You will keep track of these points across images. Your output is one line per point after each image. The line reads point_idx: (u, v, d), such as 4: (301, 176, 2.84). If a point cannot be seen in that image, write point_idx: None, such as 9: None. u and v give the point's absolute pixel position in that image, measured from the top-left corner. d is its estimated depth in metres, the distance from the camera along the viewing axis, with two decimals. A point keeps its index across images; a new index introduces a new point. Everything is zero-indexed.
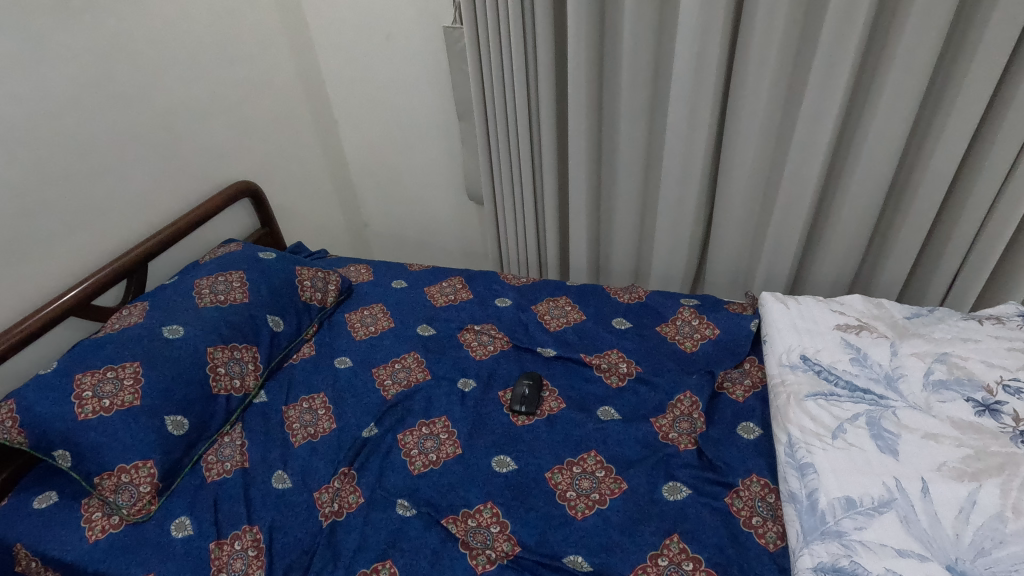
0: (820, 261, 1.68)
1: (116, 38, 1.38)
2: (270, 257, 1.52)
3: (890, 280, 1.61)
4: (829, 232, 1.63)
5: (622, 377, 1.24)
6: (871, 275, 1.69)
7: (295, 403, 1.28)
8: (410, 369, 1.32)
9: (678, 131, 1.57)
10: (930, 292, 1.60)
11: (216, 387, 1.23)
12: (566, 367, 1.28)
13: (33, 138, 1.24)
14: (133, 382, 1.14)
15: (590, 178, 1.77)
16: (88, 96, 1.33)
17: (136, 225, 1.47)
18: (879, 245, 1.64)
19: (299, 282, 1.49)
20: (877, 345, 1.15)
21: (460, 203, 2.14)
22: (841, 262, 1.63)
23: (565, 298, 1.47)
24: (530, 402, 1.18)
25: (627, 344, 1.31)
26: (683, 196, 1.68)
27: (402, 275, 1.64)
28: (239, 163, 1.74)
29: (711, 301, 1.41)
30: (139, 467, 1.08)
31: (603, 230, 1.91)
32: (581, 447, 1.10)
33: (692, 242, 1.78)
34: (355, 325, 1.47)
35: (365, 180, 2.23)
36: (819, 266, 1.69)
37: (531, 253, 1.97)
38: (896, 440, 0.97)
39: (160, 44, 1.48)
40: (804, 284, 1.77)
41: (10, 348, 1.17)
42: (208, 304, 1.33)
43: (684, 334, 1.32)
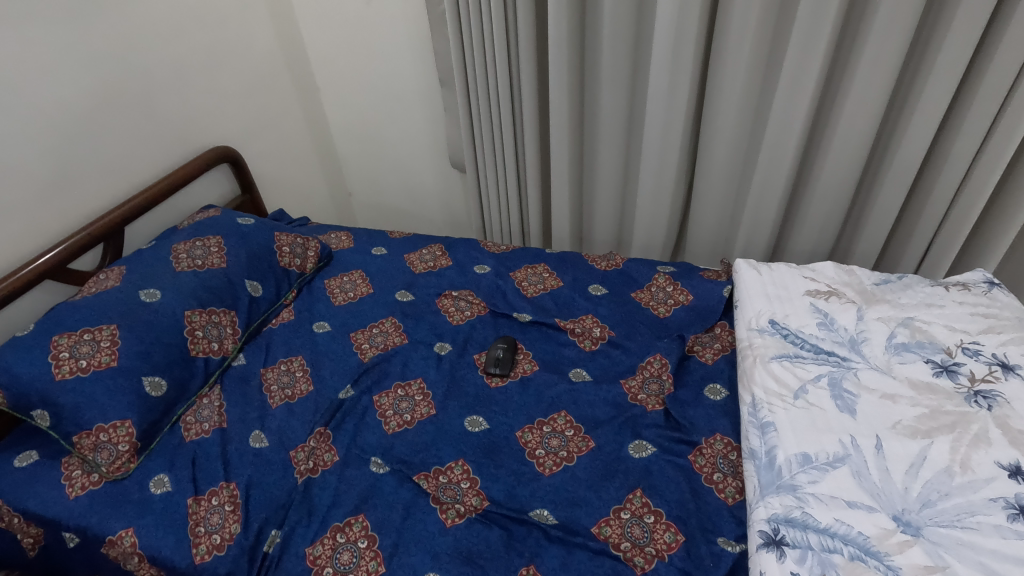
0: (799, 232, 1.70)
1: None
2: (248, 222, 1.51)
3: (865, 251, 1.64)
4: (807, 204, 1.65)
5: (595, 341, 1.25)
6: (848, 245, 1.72)
7: (273, 365, 1.30)
8: (388, 334, 1.34)
9: (658, 98, 1.56)
10: (904, 261, 1.63)
11: (194, 350, 1.25)
12: (540, 332, 1.30)
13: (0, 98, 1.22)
14: (110, 344, 1.16)
15: (572, 146, 1.76)
16: (58, 56, 1.30)
17: (111, 191, 1.46)
18: (857, 216, 1.66)
19: (277, 248, 1.49)
20: (844, 310, 1.18)
21: (443, 171, 2.14)
22: (819, 232, 1.65)
23: (543, 265, 1.49)
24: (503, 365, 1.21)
25: (602, 309, 1.33)
26: (665, 168, 1.69)
27: (382, 243, 1.64)
28: (217, 127, 1.72)
29: (686, 268, 1.43)
30: (117, 426, 1.10)
31: (586, 198, 1.91)
32: (552, 407, 1.12)
33: (673, 210, 1.79)
34: (334, 291, 1.48)
35: (349, 148, 2.22)
36: (799, 237, 1.70)
37: (515, 224, 1.98)
38: (855, 400, 1.01)
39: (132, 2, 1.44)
40: (784, 254, 1.79)
41: None
42: (185, 270, 1.34)
43: (658, 300, 1.34)
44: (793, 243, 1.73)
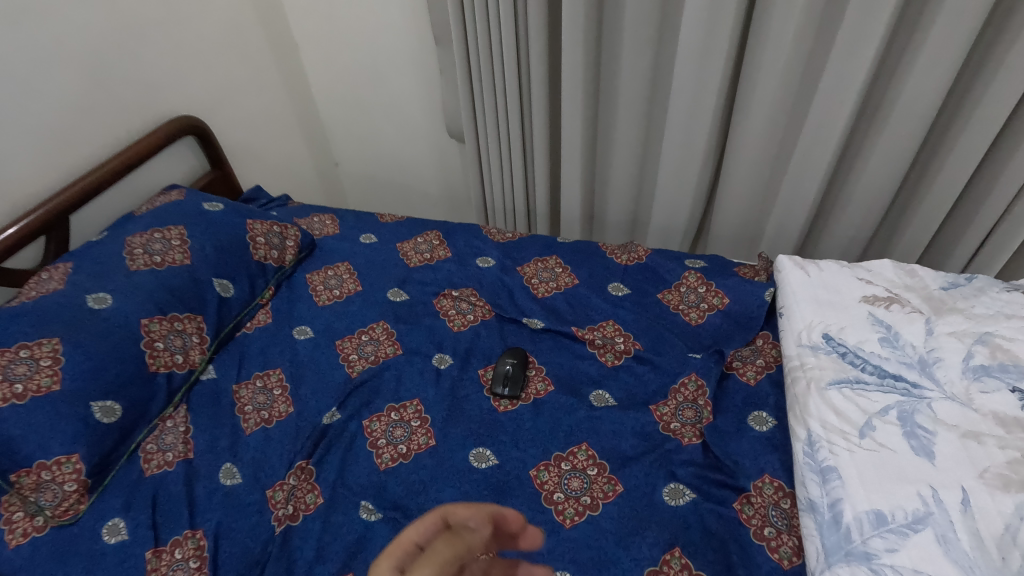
0: (838, 217, 1.51)
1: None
2: (216, 208, 1.31)
3: (912, 242, 1.46)
4: (851, 188, 1.45)
5: (619, 355, 1.08)
6: (891, 235, 1.53)
7: (247, 381, 1.13)
8: (378, 343, 1.16)
9: (688, 60, 1.34)
10: (954, 254, 1.45)
11: (153, 364, 1.08)
12: (554, 342, 1.13)
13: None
14: (52, 364, 0.97)
15: (586, 116, 1.55)
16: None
17: (54, 171, 1.24)
18: (905, 202, 1.47)
19: (250, 239, 1.28)
20: (910, 323, 1.01)
21: (439, 141, 1.92)
22: (862, 220, 1.47)
23: (554, 259, 1.31)
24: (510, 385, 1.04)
25: (624, 315, 1.16)
26: (692, 144, 1.49)
27: (371, 229, 1.45)
28: (181, 92, 1.49)
29: (717, 265, 1.25)
30: (61, 463, 0.93)
31: (600, 174, 1.71)
32: (571, 439, 0.96)
33: (698, 190, 1.59)
34: (317, 288, 1.30)
35: (334, 113, 1.99)
36: (838, 223, 1.52)
37: (519, 203, 1.78)
38: (932, 441, 0.85)
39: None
40: (818, 241, 1.61)
41: None
42: (141, 268, 1.14)
43: (688, 304, 1.17)
44: (830, 229, 1.55)
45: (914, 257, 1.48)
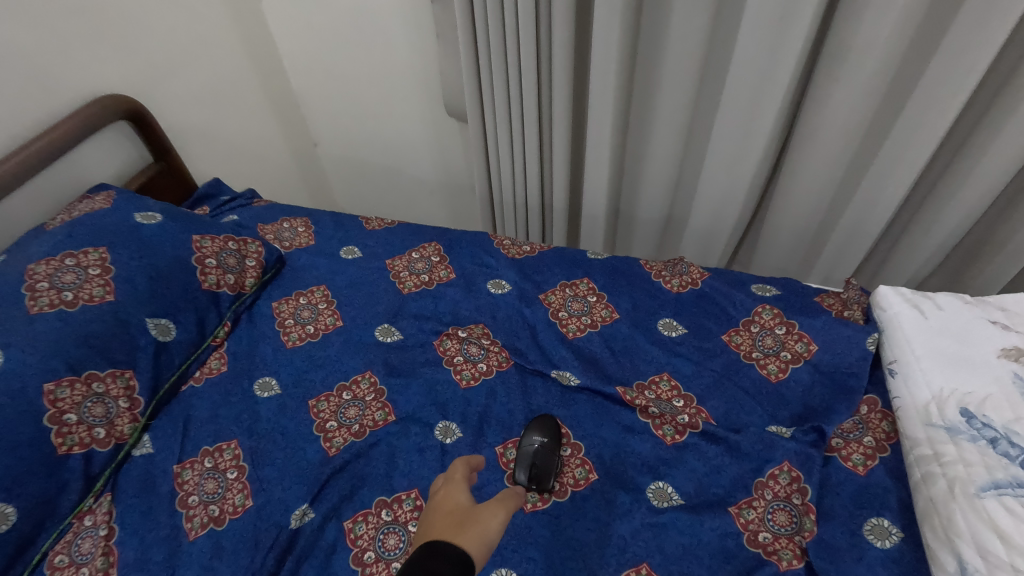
0: (921, 229, 1.21)
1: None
2: (153, 220, 1.00)
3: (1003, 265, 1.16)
4: (941, 196, 1.14)
5: (681, 429, 0.83)
6: (973, 252, 1.24)
7: (192, 459, 0.85)
8: (364, 404, 0.90)
9: (763, 24, 1.01)
10: None
11: (64, 445, 0.80)
12: (593, 405, 0.87)
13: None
14: None
15: (620, 95, 1.23)
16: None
17: None
18: (998, 211, 1.15)
19: (198, 262, 0.99)
20: None
21: (436, 119, 1.59)
22: (949, 233, 1.17)
23: (585, 283, 1.04)
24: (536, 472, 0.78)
25: (681, 366, 0.91)
26: (753, 133, 1.17)
27: (355, 240, 1.17)
28: (111, 61, 1.16)
29: (795, 295, 0.99)
30: None
31: (631, 164, 1.40)
32: (627, 558, 0.71)
33: (752, 187, 1.28)
34: (286, 323, 1.03)
35: (310, 85, 1.65)
36: (919, 235, 1.22)
37: (531, 199, 1.48)
38: None
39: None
40: (891, 253, 1.31)
41: None
42: (46, 311, 0.84)
43: (763, 351, 0.91)
44: (909, 242, 1.25)
45: (1001, 284, 1.19)
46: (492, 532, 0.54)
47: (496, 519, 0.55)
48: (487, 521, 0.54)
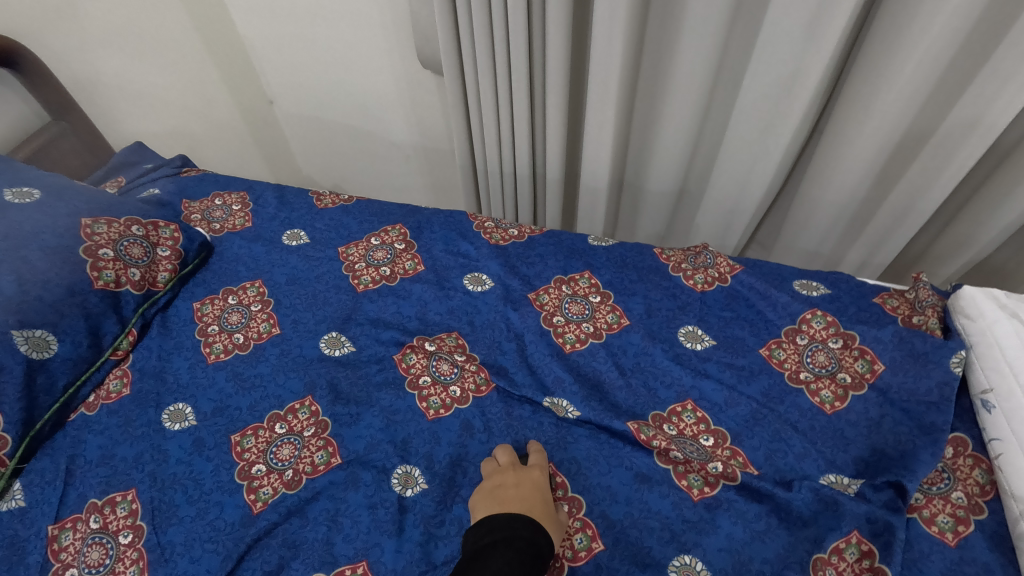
0: (980, 211, 0.99)
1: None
2: (25, 201, 0.78)
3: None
4: (1013, 172, 0.92)
5: (711, 479, 0.63)
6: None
7: (73, 517, 0.65)
8: (302, 441, 0.70)
9: None
10: None
11: None
12: (598, 447, 0.67)
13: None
14: None
15: (629, 41, 0.98)
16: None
17: None
18: None
19: (91, 254, 0.77)
20: None
21: (407, 70, 1.34)
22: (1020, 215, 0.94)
23: (586, 280, 0.83)
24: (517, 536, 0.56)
25: (710, 391, 0.71)
26: (795, 89, 0.93)
27: (302, 222, 0.95)
28: None
29: (850, 296, 0.79)
30: None
31: (638, 127, 1.17)
32: None
33: (786, 157, 1.06)
34: (209, 331, 0.82)
35: (255, 30, 1.38)
36: (976, 218, 1.00)
37: (520, 166, 1.24)
38: None
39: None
40: (940, 238, 1.10)
41: None
42: None
43: (814, 372, 0.72)
44: (963, 226, 1.03)
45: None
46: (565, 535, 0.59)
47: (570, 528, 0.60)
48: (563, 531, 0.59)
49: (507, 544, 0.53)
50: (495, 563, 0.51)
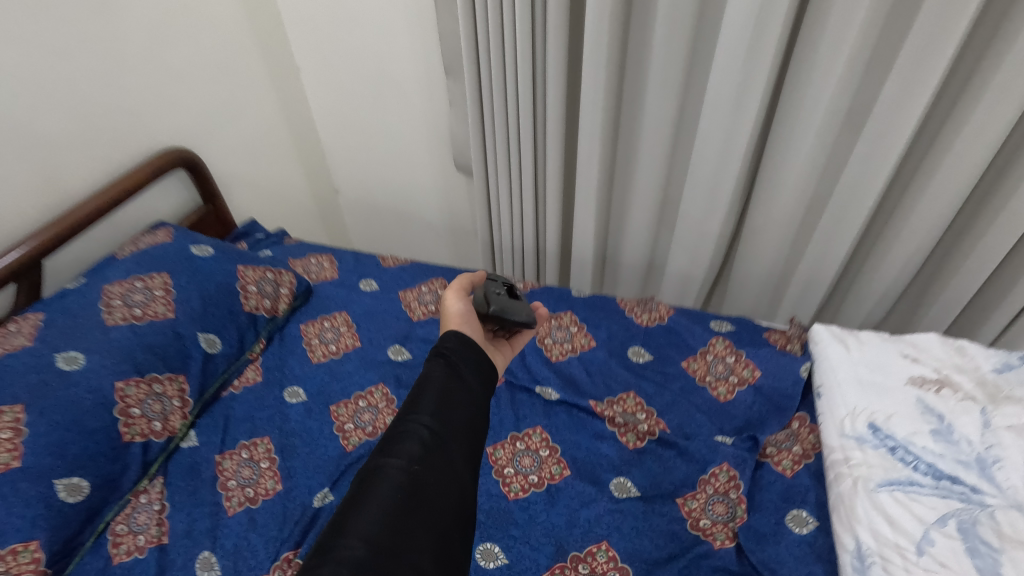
0: (865, 281, 1.41)
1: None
2: (205, 252, 1.21)
3: (939, 313, 1.37)
4: (879, 253, 1.35)
5: (641, 437, 0.99)
6: (915, 302, 1.45)
7: (232, 450, 1.03)
8: (377, 410, 1.07)
9: (720, 105, 1.20)
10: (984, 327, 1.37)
11: (127, 434, 0.98)
12: (570, 418, 1.03)
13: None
14: (11, 437, 0.88)
15: (604, 160, 1.43)
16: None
17: (33, 210, 1.14)
18: (933, 269, 1.37)
19: (241, 287, 1.19)
20: (964, 413, 0.93)
21: (445, 171, 1.81)
22: (890, 284, 1.36)
23: (569, 316, 1.21)
24: (503, 343, 0.90)
25: (647, 386, 1.07)
26: (717, 195, 1.36)
27: (372, 274, 1.37)
28: (176, 119, 1.39)
29: (746, 329, 1.17)
30: (17, 552, 0.83)
31: (614, 217, 1.60)
32: (590, 536, 0.87)
33: (719, 241, 1.48)
34: (312, 342, 1.21)
35: (336, 139, 1.87)
36: (863, 286, 1.42)
37: (528, 242, 1.67)
38: (999, 561, 0.76)
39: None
40: (843, 301, 1.50)
41: None
42: (119, 324, 1.04)
43: (716, 375, 1.08)
44: (856, 294, 1.45)
45: (941, 326, 1.37)
46: (454, 310, 0.83)
47: (453, 305, 0.83)
48: (449, 309, 0.84)
49: (433, 373, 0.70)
50: (429, 383, 0.68)
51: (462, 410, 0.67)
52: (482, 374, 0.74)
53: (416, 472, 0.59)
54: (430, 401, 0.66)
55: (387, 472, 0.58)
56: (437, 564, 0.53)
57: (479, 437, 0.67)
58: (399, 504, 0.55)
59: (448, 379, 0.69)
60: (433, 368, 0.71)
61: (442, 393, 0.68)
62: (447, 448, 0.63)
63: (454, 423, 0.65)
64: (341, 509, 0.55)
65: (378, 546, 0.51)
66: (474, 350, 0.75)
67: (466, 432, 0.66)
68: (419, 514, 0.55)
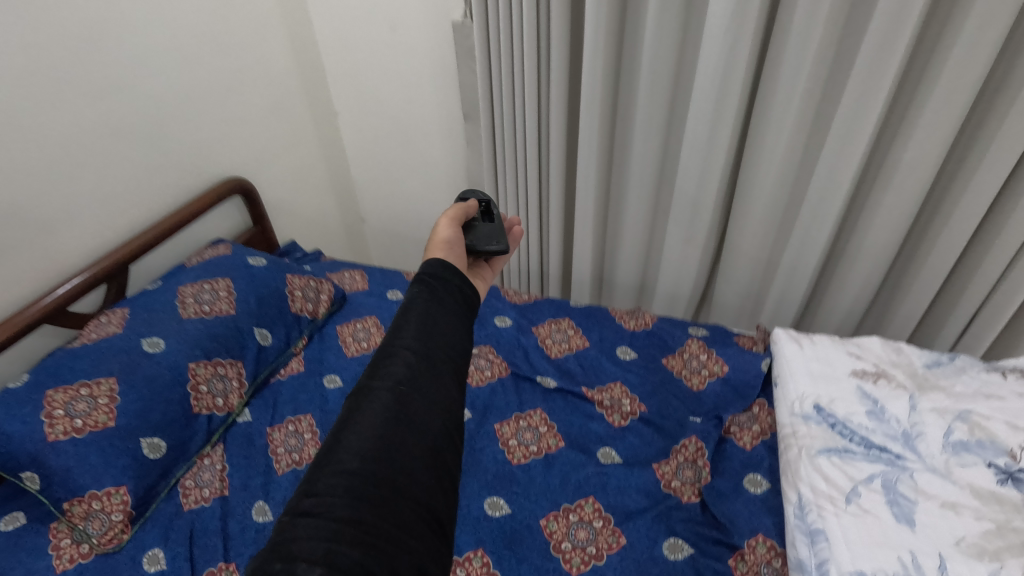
0: (829, 302, 1.59)
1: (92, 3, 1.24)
2: (260, 262, 1.44)
3: (896, 331, 1.54)
4: (839, 275, 1.54)
5: (625, 416, 1.18)
6: (877, 322, 1.62)
7: (280, 424, 1.23)
8: None
9: (696, 146, 1.43)
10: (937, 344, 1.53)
11: (196, 406, 1.18)
12: (566, 402, 1.22)
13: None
14: (108, 402, 1.08)
15: (599, 192, 1.66)
16: (56, 69, 1.20)
17: (120, 225, 1.38)
18: (889, 290, 1.55)
19: (289, 292, 1.41)
20: (896, 398, 1.10)
21: None
22: (851, 304, 1.54)
23: (567, 321, 1.41)
24: (484, 268, 0.99)
25: (631, 377, 1.26)
26: (696, 223, 1.58)
27: (398, 286, 1.58)
28: (234, 153, 1.64)
29: (718, 333, 1.37)
30: (111, 493, 1.03)
31: (610, 244, 1.82)
32: (579, 492, 1.05)
33: (701, 264, 1.68)
34: (346, 340, 1.41)
35: (365, 175, 2.12)
36: (828, 306, 1.61)
37: (533, 265, 1.89)
38: (913, 509, 0.92)
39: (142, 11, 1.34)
40: (813, 319, 1.69)
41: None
42: (192, 316, 1.25)
43: (691, 369, 1.27)
44: (822, 313, 1.63)
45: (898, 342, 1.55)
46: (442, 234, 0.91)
47: (442, 232, 0.91)
48: (438, 235, 0.91)
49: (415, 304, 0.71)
50: (412, 312, 0.69)
51: (445, 334, 0.68)
52: (461, 303, 0.74)
53: (402, 393, 0.59)
54: (414, 328, 0.67)
55: (374, 395, 0.59)
56: (427, 473, 0.55)
57: (464, 358, 0.68)
58: (386, 425, 0.56)
59: (430, 307, 0.70)
60: (412, 303, 0.71)
61: (422, 323, 0.68)
62: (432, 367, 0.63)
63: (438, 347, 0.66)
64: (332, 436, 0.56)
65: (370, 465, 0.53)
66: (453, 277, 0.76)
67: (449, 358, 0.65)
68: (409, 431, 0.56)
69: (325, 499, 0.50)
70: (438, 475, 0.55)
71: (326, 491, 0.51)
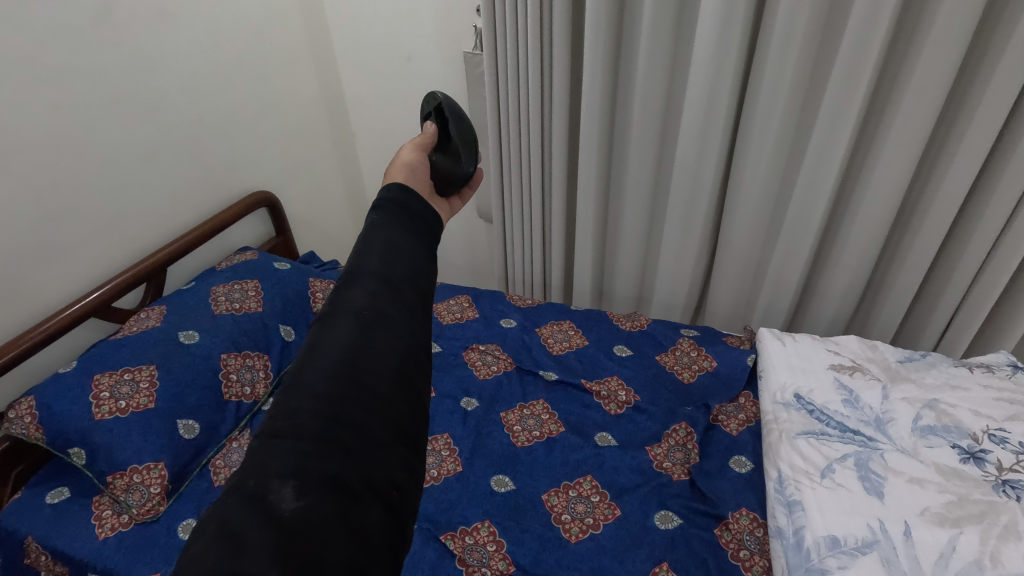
0: (814, 310, 1.70)
1: (145, 35, 1.39)
2: (284, 267, 1.56)
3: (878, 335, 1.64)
4: (822, 284, 1.65)
5: (620, 405, 1.28)
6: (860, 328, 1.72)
7: None
8: None
9: (687, 163, 1.55)
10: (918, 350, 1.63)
11: (227, 393, 1.28)
12: (566, 393, 1.32)
13: (47, 127, 1.24)
14: (148, 386, 1.18)
15: (598, 207, 1.78)
16: (112, 91, 1.34)
17: (158, 231, 1.51)
18: (871, 298, 1.66)
19: (311, 294, 1.53)
20: (870, 388, 1.19)
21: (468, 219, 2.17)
22: (835, 309, 1.64)
23: (568, 323, 1.52)
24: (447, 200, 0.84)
25: (627, 371, 1.36)
26: (689, 236, 1.69)
27: None
28: (261, 169, 1.78)
29: (708, 333, 1.47)
30: (150, 467, 1.12)
31: (608, 256, 1.93)
32: (578, 471, 1.14)
33: (694, 274, 1.79)
34: None
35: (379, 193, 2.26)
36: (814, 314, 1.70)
37: (537, 276, 2.00)
38: (883, 483, 1.01)
39: (188, 41, 1.50)
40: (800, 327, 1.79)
41: (49, 339, 1.23)
42: (223, 312, 1.37)
43: (682, 364, 1.37)
44: (808, 320, 1.73)
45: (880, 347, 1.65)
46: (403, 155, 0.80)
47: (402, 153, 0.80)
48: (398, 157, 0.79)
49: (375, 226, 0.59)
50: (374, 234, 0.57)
51: (414, 252, 0.56)
52: (428, 229, 0.63)
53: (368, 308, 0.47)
54: (378, 247, 0.54)
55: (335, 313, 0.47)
56: (403, 388, 0.44)
57: (435, 281, 0.56)
58: (352, 340, 0.44)
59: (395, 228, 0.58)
60: (372, 224, 0.59)
61: (388, 243, 0.56)
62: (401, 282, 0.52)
63: (406, 267, 0.54)
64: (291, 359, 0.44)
65: (338, 381, 0.41)
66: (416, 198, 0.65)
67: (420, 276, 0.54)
68: (383, 342, 0.45)
69: (288, 418, 0.40)
70: (418, 397, 0.45)
71: (292, 410, 0.40)
